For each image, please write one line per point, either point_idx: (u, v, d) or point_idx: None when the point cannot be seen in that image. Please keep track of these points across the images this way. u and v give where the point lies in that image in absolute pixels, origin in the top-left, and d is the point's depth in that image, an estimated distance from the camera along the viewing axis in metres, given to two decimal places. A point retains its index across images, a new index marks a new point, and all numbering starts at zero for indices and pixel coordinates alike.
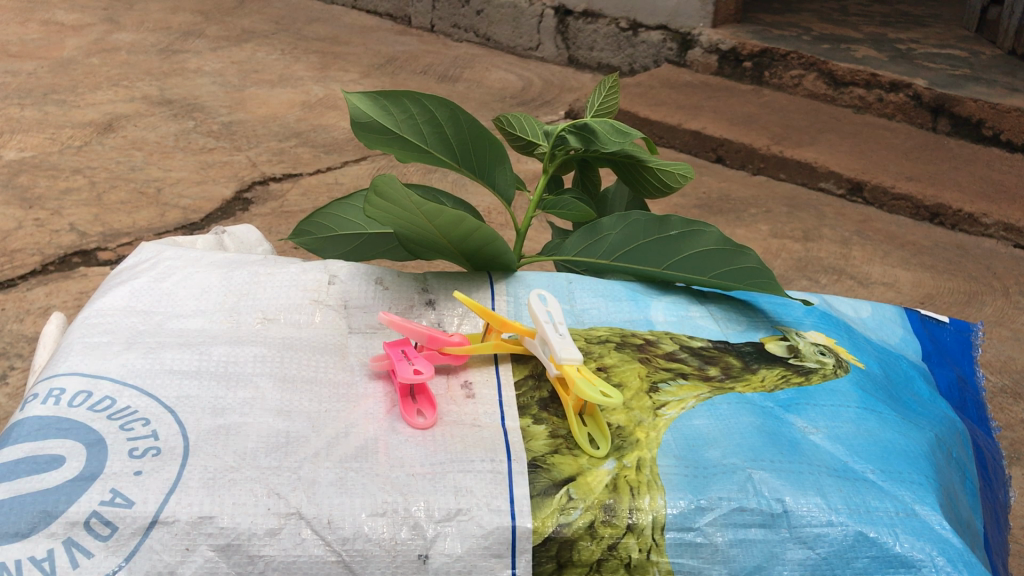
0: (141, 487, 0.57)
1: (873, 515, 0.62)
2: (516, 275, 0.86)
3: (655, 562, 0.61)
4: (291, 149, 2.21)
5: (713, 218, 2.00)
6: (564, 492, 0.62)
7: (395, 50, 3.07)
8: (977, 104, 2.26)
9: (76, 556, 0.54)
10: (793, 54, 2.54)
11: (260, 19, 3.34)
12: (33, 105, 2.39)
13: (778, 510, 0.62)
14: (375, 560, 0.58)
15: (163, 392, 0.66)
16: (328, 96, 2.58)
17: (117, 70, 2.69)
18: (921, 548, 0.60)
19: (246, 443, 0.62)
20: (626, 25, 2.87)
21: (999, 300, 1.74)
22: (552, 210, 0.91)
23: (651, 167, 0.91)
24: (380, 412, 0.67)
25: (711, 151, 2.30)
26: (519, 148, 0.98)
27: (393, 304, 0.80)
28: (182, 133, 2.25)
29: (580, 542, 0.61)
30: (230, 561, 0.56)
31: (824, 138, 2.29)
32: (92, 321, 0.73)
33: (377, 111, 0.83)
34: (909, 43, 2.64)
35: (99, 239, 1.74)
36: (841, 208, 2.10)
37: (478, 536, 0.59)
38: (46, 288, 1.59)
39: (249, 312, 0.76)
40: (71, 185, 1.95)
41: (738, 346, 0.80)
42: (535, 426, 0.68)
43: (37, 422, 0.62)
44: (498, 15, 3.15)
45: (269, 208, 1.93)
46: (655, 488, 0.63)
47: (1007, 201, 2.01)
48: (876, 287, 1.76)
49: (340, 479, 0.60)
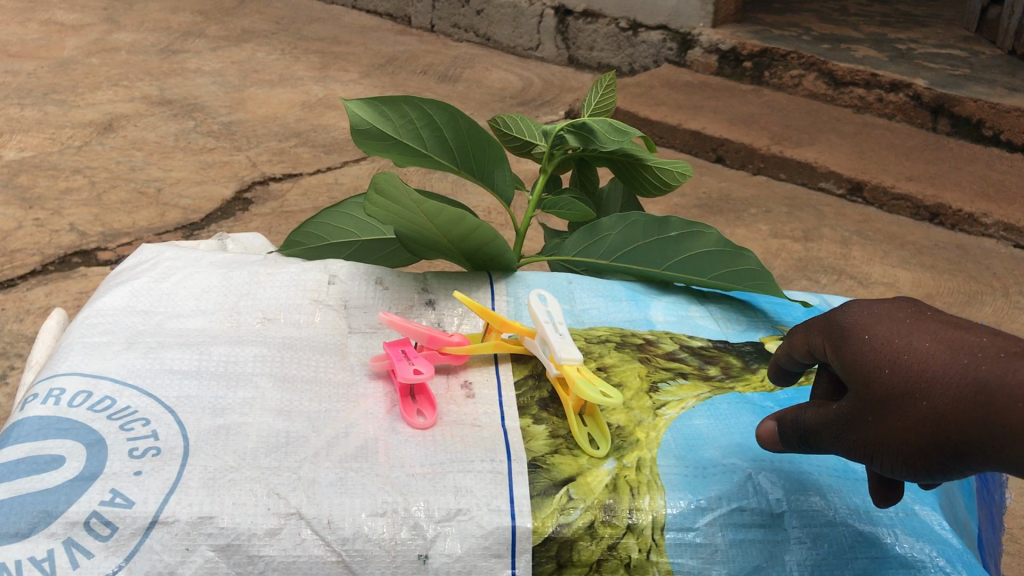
0: (141, 487, 0.57)
1: (873, 516, 0.63)
2: (516, 275, 0.86)
3: (655, 562, 0.61)
4: (291, 149, 2.20)
5: (713, 218, 2.00)
6: (564, 492, 0.62)
7: (395, 50, 3.06)
8: (977, 104, 2.26)
9: (76, 556, 0.54)
10: (793, 54, 2.54)
11: (260, 19, 3.34)
12: (33, 105, 2.39)
13: (778, 510, 0.62)
14: (375, 560, 0.58)
15: (163, 392, 0.65)
16: (328, 96, 2.58)
17: (117, 70, 2.69)
18: (921, 548, 0.61)
19: (246, 443, 0.62)
20: (626, 25, 2.87)
21: (999, 301, 1.74)
22: (551, 210, 0.91)
23: (649, 166, 0.90)
24: (380, 412, 0.67)
25: (711, 151, 2.30)
26: (515, 148, 0.99)
27: (393, 304, 0.80)
28: (182, 133, 2.25)
29: (580, 542, 0.61)
30: (230, 561, 0.56)
31: (824, 138, 2.29)
32: (92, 320, 0.73)
33: (377, 117, 0.83)
34: (909, 43, 2.64)
35: (99, 239, 1.74)
36: (841, 208, 2.10)
37: (478, 536, 0.59)
38: (46, 288, 1.59)
39: (249, 312, 0.76)
40: (71, 185, 1.94)
41: (738, 346, 0.80)
42: (535, 426, 0.68)
43: (37, 421, 0.62)
44: (498, 15, 3.14)
45: (269, 207, 1.93)
46: (655, 488, 0.63)
47: (1007, 201, 2.01)
48: (876, 287, 1.76)
49: (340, 479, 0.60)
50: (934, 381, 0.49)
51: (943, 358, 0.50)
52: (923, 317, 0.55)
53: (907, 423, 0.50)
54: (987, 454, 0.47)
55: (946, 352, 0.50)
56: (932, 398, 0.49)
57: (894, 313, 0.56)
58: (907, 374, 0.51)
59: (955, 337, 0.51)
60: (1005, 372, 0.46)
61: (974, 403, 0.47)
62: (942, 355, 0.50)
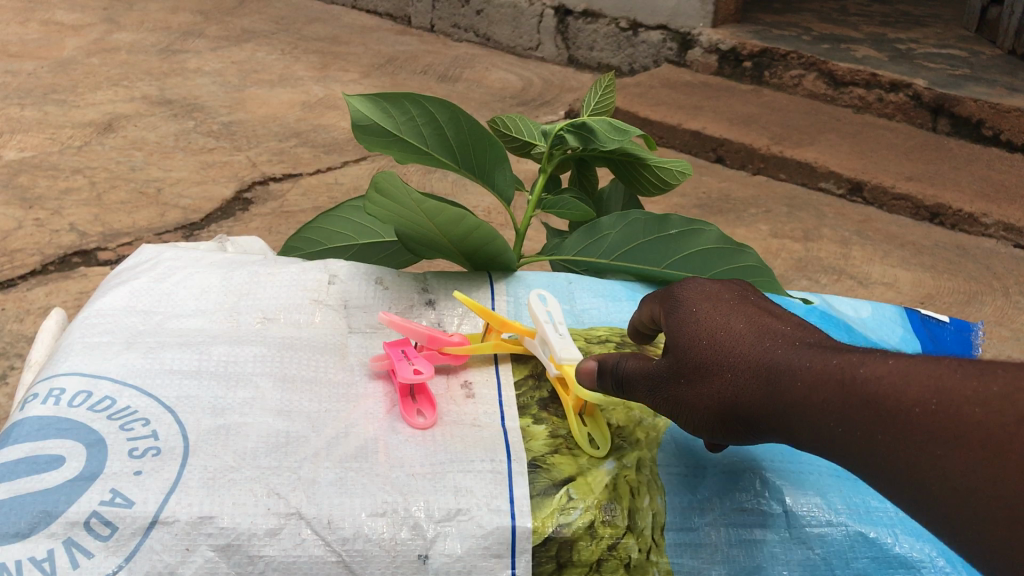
0: (141, 487, 0.57)
1: (873, 515, 0.64)
2: (516, 275, 0.87)
3: (654, 562, 0.62)
4: (291, 149, 2.20)
5: (713, 218, 2.00)
6: (564, 493, 0.62)
7: (395, 50, 3.06)
8: (977, 104, 2.26)
9: (76, 557, 0.54)
10: (793, 54, 2.54)
11: (259, 19, 3.34)
12: (33, 105, 2.39)
13: (778, 510, 0.64)
14: (375, 560, 0.58)
15: (162, 392, 0.65)
16: (328, 97, 2.58)
17: (117, 70, 2.69)
18: (919, 549, 0.63)
19: (246, 443, 0.62)
20: (626, 25, 2.87)
21: (999, 300, 1.74)
22: (551, 210, 0.91)
23: (650, 165, 0.90)
24: (380, 412, 0.67)
25: (711, 151, 2.31)
26: (514, 148, 0.99)
27: (393, 304, 0.80)
28: (182, 133, 2.25)
29: (580, 543, 0.61)
30: (230, 561, 0.56)
31: (824, 138, 2.29)
32: (91, 320, 0.73)
33: (378, 113, 0.83)
34: (909, 43, 2.64)
35: (99, 239, 1.74)
36: (841, 208, 2.10)
37: (478, 536, 0.59)
38: (46, 288, 1.59)
39: (249, 312, 0.76)
40: (71, 185, 1.94)
41: None
42: (535, 426, 0.69)
43: (37, 421, 0.62)
44: (498, 15, 3.14)
45: (269, 207, 1.93)
46: (655, 488, 0.64)
47: (1007, 201, 2.01)
48: (876, 287, 1.76)
49: (340, 479, 0.60)
50: (738, 357, 0.57)
51: (751, 339, 0.58)
52: (744, 301, 0.63)
53: (712, 393, 0.58)
54: (770, 424, 0.55)
55: (753, 334, 0.58)
56: (734, 371, 0.57)
57: (722, 294, 0.64)
58: (720, 349, 0.58)
59: (762, 323, 0.59)
60: (795, 360, 0.55)
61: (768, 381, 0.55)
62: (750, 336, 0.58)
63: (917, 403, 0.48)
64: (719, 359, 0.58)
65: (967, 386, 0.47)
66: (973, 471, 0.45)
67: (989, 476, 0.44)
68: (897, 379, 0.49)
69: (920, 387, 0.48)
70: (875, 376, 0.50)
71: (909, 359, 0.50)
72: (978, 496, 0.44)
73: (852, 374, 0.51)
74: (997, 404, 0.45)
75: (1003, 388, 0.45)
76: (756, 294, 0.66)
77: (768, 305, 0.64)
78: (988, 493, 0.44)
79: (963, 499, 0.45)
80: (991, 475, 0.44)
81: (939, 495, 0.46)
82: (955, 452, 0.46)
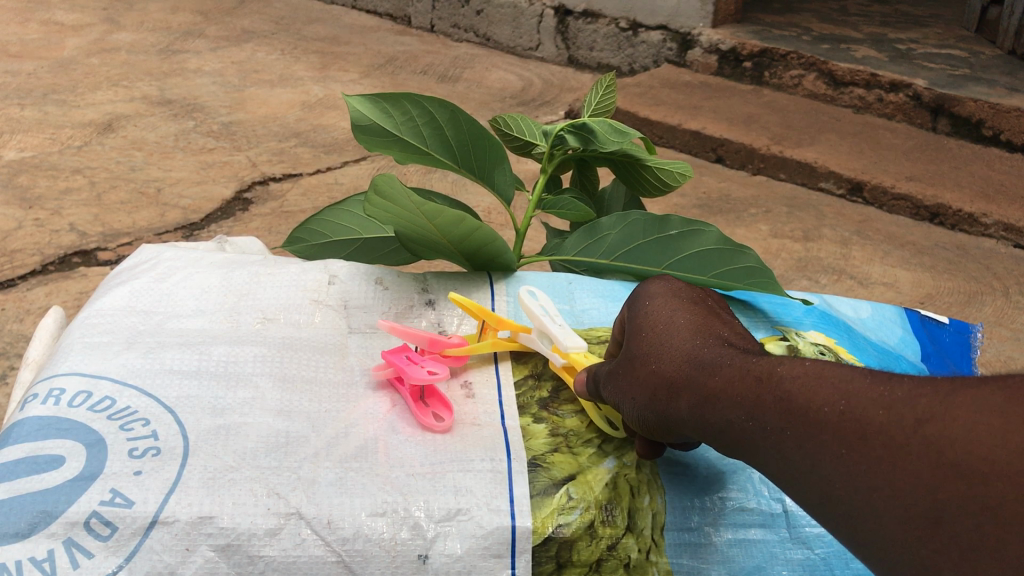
0: (141, 487, 0.57)
1: None
2: (516, 275, 0.87)
3: (654, 562, 0.62)
4: (291, 149, 2.20)
5: (713, 218, 2.00)
6: (563, 492, 0.63)
7: (395, 50, 3.06)
8: (977, 104, 2.25)
9: (76, 557, 0.54)
10: (793, 54, 2.54)
11: (260, 19, 3.34)
12: (33, 105, 2.39)
13: (777, 510, 0.65)
14: (375, 560, 0.58)
15: (163, 392, 0.66)
16: (327, 96, 2.58)
17: (117, 70, 2.69)
18: None
19: (246, 443, 0.62)
20: (626, 25, 2.86)
21: (999, 300, 1.74)
22: (551, 210, 0.91)
23: (650, 167, 0.90)
24: (381, 411, 0.67)
25: (711, 151, 2.31)
26: (516, 149, 0.99)
27: (393, 305, 0.80)
28: (182, 133, 2.25)
29: (579, 542, 0.61)
30: (230, 561, 0.56)
31: (824, 138, 2.29)
32: (92, 320, 0.73)
33: (378, 114, 0.83)
34: (909, 43, 2.64)
35: (99, 239, 1.74)
36: (840, 208, 2.10)
37: (479, 536, 0.59)
38: (45, 288, 1.59)
39: (249, 312, 0.76)
40: (71, 185, 1.94)
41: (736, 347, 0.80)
42: (535, 425, 0.69)
43: (37, 422, 0.62)
44: (498, 15, 3.14)
45: (269, 207, 1.93)
46: (655, 488, 0.65)
47: (1007, 201, 2.01)
48: (875, 287, 1.76)
49: (340, 479, 0.60)
50: (670, 350, 0.59)
51: (686, 338, 0.60)
52: (696, 302, 0.64)
53: (641, 385, 0.60)
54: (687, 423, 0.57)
55: (690, 331, 0.60)
56: (661, 364, 0.59)
57: (679, 293, 0.65)
58: (656, 341, 0.61)
59: (705, 324, 0.61)
60: (720, 360, 0.56)
61: (693, 376, 0.57)
62: (687, 334, 0.60)
63: (827, 402, 0.48)
64: (652, 351, 0.60)
65: (873, 390, 0.47)
66: (871, 471, 0.45)
67: (886, 478, 0.44)
68: (811, 380, 0.50)
69: (828, 394, 0.48)
70: (791, 375, 0.51)
71: (825, 363, 0.51)
72: (877, 497, 0.44)
73: (770, 373, 0.52)
74: (898, 407, 0.45)
75: (906, 393, 0.45)
76: (715, 300, 0.67)
77: (723, 312, 0.65)
78: (885, 495, 0.44)
79: (863, 498, 0.45)
80: (887, 475, 0.44)
81: (844, 496, 0.46)
82: (857, 454, 0.46)
